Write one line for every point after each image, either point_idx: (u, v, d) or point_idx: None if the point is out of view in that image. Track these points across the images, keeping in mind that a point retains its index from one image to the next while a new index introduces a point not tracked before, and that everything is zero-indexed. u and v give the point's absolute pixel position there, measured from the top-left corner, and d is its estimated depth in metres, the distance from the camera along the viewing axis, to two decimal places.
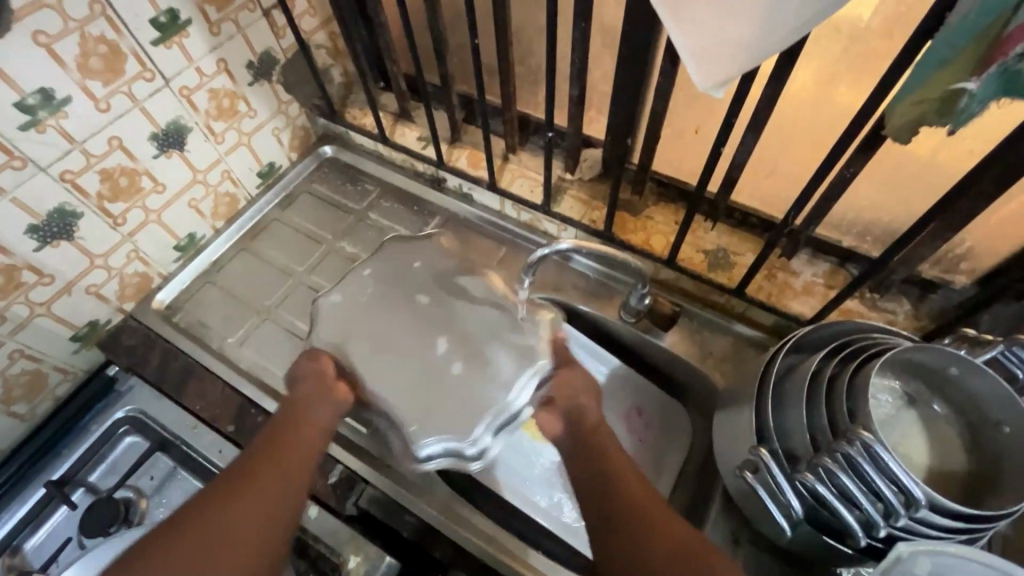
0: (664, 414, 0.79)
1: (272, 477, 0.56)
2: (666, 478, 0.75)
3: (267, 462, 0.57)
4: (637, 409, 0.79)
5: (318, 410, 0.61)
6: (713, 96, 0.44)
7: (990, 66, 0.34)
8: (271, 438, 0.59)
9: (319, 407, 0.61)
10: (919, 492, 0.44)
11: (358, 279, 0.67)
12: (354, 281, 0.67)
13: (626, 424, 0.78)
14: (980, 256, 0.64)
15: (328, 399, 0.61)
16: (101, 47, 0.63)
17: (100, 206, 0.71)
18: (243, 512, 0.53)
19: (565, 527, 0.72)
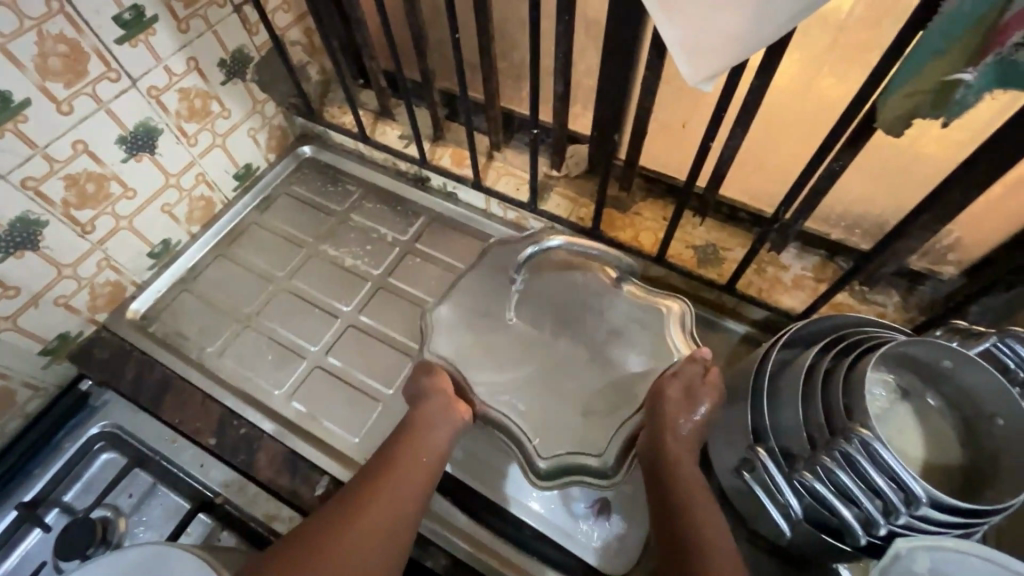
0: None
1: (389, 510, 0.54)
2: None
3: (391, 494, 0.55)
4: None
5: (438, 433, 0.60)
6: (702, 89, 0.43)
7: (987, 54, 0.33)
8: (380, 465, 0.58)
9: (439, 430, 0.60)
10: (918, 489, 0.43)
11: (466, 290, 0.71)
12: (463, 292, 0.71)
13: None
14: (967, 248, 0.64)
15: (451, 418, 0.61)
16: (61, 47, 0.59)
17: (66, 214, 0.68)
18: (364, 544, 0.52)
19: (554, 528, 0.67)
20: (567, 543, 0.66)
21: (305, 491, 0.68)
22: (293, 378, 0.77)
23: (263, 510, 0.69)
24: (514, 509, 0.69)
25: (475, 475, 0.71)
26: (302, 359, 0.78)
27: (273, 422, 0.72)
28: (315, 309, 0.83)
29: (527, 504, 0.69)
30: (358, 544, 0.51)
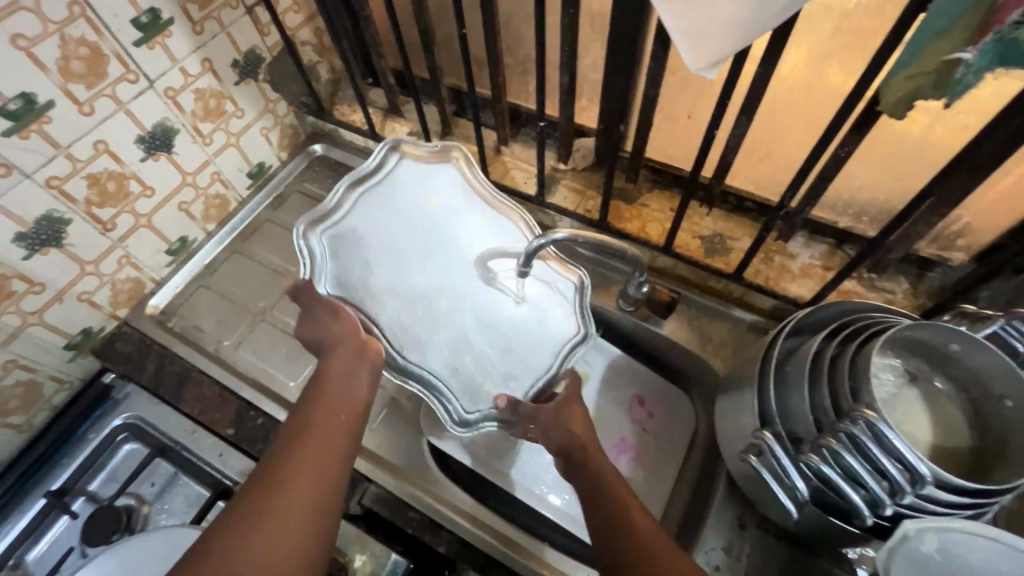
0: (668, 402, 0.78)
1: (328, 446, 0.52)
2: (673, 463, 0.75)
3: (325, 433, 0.53)
4: (639, 397, 0.78)
5: (355, 380, 0.58)
6: (705, 77, 0.44)
7: (986, 33, 0.34)
8: (297, 425, 0.54)
9: (357, 373, 0.59)
10: (924, 469, 0.44)
11: (353, 237, 0.69)
12: (352, 239, 0.68)
13: (630, 414, 0.77)
14: (976, 233, 0.64)
15: (364, 357, 0.60)
16: (82, 50, 0.62)
17: (88, 212, 0.70)
18: (297, 501, 0.47)
19: (570, 520, 0.69)
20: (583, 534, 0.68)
21: None
22: (308, 370, 0.79)
23: None
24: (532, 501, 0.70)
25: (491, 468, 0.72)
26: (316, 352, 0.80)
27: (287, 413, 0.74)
28: None
29: (544, 497, 0.71)
30: (304, 488, 0.48)
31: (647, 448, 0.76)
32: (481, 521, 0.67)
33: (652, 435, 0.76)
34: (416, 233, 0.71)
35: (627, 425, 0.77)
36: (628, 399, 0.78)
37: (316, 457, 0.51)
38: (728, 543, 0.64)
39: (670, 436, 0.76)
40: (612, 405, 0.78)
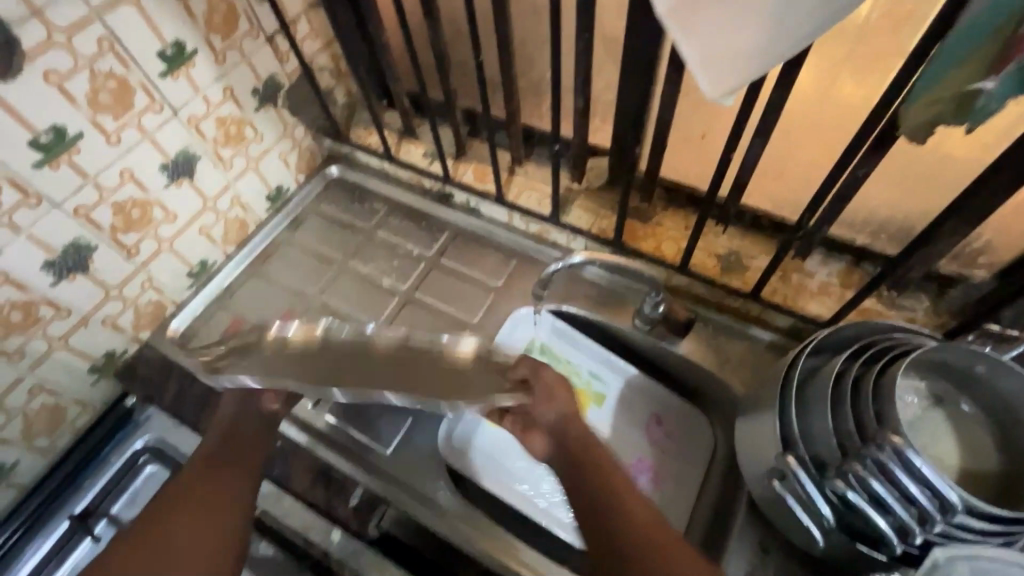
0: (683, 419, 0.78)
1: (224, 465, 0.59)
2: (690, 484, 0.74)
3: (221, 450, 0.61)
4: (656, 415, 0.78)
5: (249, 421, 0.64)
6: (724, 104, 0.44)
7: (1007, 63, 0.33)
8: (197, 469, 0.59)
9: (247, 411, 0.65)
10: (954, 496, 0.43)
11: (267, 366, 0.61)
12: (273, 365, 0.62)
13: (647, 433, 0.77)
14: (999, 250, 0.63)
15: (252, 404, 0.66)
16: (110, 83, 0.64)
17: (113, 238, 0.72)
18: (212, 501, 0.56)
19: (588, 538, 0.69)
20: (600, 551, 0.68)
21: (341, 502, 0.70)
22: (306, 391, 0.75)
23: (298, 521, 0.70)
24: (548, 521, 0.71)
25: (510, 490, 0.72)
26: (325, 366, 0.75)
27: (303, 434, 0.73)
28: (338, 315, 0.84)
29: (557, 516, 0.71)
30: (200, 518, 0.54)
31: (665, 467, 0.75)
32: (510, 554, 0.66)
33: (670, 456, 0.76)
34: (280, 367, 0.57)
35: (645, 446, 0.76)
36: (646, 419, 0.78)
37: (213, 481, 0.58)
38: (751, 568, 0.62)
39: (684, 455, 0.76)
40: (628, 424, 0.77)
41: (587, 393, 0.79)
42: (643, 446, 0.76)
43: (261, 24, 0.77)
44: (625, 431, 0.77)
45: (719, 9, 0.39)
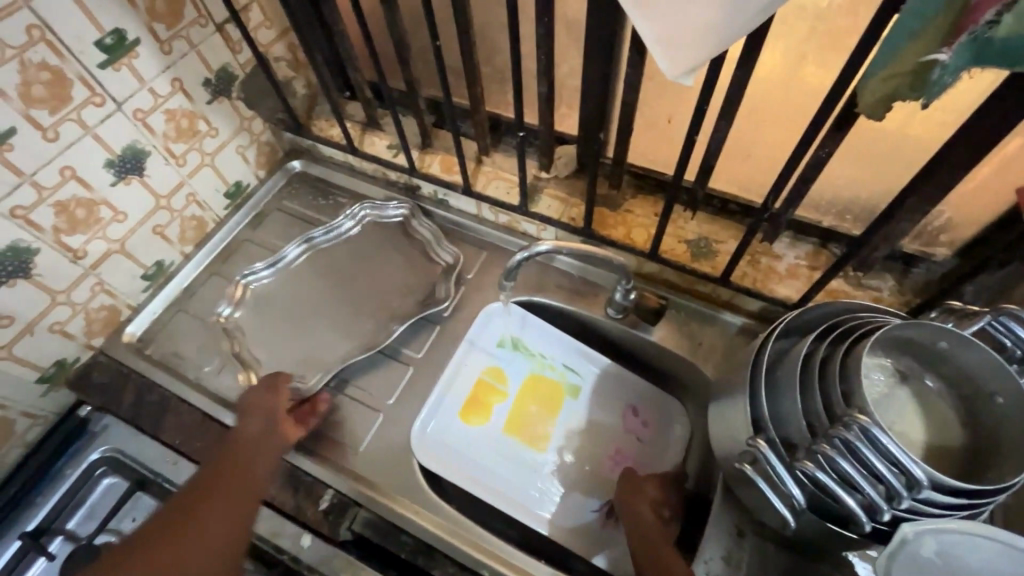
0: (657, 405, 0.77)
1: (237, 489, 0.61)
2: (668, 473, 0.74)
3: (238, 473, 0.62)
4: (632, 406, 0.77)
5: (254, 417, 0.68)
6: (683, 84, 0.43)
7: (961, 33, 0.33)
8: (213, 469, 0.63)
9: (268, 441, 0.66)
10: (920, 473, 0.43)
11: (288, 295, 0.84)
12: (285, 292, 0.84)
13: (623, 422, 0.76)
14: (960, 228, 0.64)
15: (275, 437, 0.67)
16: (43, 74, 0.60)
17: (57, 240, 0.68)
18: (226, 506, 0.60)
19: (566, 535, 0.69)
20: (579, 548, 0.69)
21: (309, 506, 0.67)
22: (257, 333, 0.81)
23: (266, 527, 0.67)
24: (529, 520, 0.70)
25: (486, 489, 0.70)
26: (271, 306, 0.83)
27: None
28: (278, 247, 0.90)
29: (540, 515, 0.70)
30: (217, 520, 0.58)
31: (642, 458, 0.75)
32: (483, 549, 0.65)
33: (648, 445, 0.75)
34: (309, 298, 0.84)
35: (623, 436, 0.76)
36: (623, 409, 0.77)
37: (226, 501, 0.60)
38: (727, 552, 0.63)
39: (661, 444, 0.76)
40: (604, 414, 0.77)
41: (563, 385, 0.78)
42: (621, 437, 0.76)
43: (210, 11, 0.74)
44: (601, 423, 0.76)
45: None
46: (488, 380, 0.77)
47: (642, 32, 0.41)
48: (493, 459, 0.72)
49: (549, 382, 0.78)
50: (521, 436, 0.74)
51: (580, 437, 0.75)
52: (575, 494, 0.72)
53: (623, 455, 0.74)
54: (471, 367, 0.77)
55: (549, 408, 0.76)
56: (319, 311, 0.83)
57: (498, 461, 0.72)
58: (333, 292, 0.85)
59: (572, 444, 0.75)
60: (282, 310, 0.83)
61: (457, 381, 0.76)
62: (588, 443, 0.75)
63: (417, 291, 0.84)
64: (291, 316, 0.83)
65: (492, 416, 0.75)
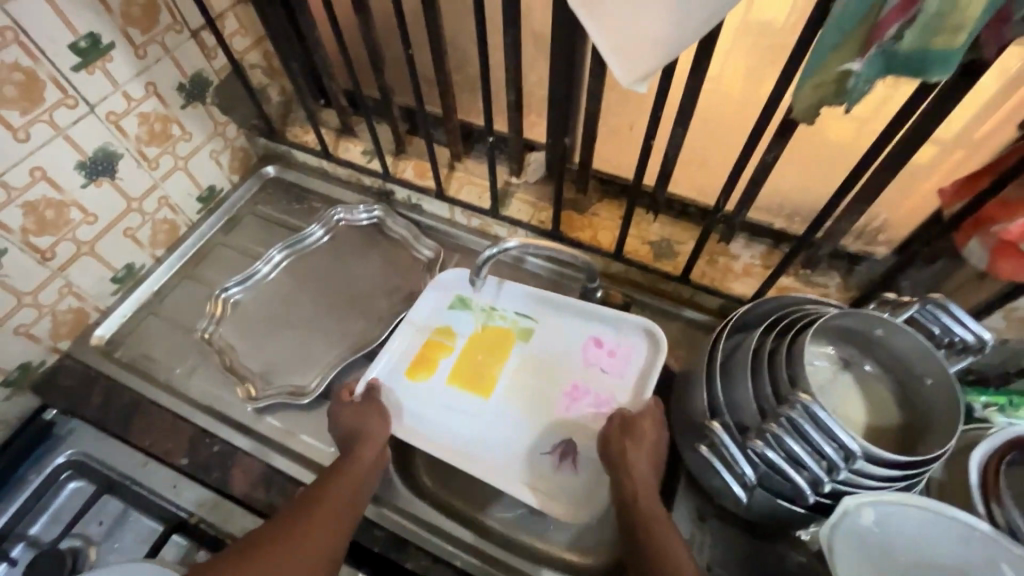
0: (632, 340, 0.72)
1: (328, 517, 0.58)
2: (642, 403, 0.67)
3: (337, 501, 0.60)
4: (597, 339, 0.73)
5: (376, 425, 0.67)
6: (637, 91, 0.46)
7: (871, 46, 0.37)
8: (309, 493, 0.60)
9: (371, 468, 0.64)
10: (856, 446, 0.47)
11: (268, 299, 0.85)
12: (266, 297, 0.86)
13: (588, 356, 0.72)
14: (895, 228, 0.69)
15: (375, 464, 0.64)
16: (16, 75, 0.60)
17: (25, 240, 0.68)
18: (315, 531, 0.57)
19: (514, 480, 0.66)
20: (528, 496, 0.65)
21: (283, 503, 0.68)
22: (237, 334, 0.82)
23: (239, 526, 0.67)
24: (473, 470, 0.66)
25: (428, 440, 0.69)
26: (250, 308, 0.84)
27: (245, 437, 0.72)
28: (255, 251, 0.91)
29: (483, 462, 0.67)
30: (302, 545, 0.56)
31: (616, 394, 0.69)
32: (454, 539, 0.66)
33: (613, 376, 0.70)
34: (288, 300, 0.85)
35: (582, 370, 0.71)
36: (584, 342, 0.73)
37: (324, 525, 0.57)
38: (690, 536, 0.65)
39: (626, 373, 0.70)
40: (564, 353, 0.73)
41: (513, 330, 0.76)
42: (581, 372, 0.71)
43: (186, 18, 0.75)
44: (557, 362, 0.73)
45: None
46: (434, 337, 0.76)
47: (598, 44, 0.45)
48: (439, 411, 0.71)
49: (501, 331, 0.76)
50: (467, 385, 0.72)
51: (532, 378, 0.72)
52: (524, 435, 0.69)
53: (579, 390, 0.70)
54: (417, 328, 0.77)
55: (498, 354, 0.74)
56: (298, 314, 0.84)
57: (442, 413, 0.71)
58: (312, 294, 0.86)
59: (522, 388, 0.72)
60: (261, 314, 0.84)
61: (405, 343, 0.76)
62: (540, 383, 0.71)
63: (393, 292, 0.86)
64: (270, 319, 0.84)
65: (437, 371, 0.74)
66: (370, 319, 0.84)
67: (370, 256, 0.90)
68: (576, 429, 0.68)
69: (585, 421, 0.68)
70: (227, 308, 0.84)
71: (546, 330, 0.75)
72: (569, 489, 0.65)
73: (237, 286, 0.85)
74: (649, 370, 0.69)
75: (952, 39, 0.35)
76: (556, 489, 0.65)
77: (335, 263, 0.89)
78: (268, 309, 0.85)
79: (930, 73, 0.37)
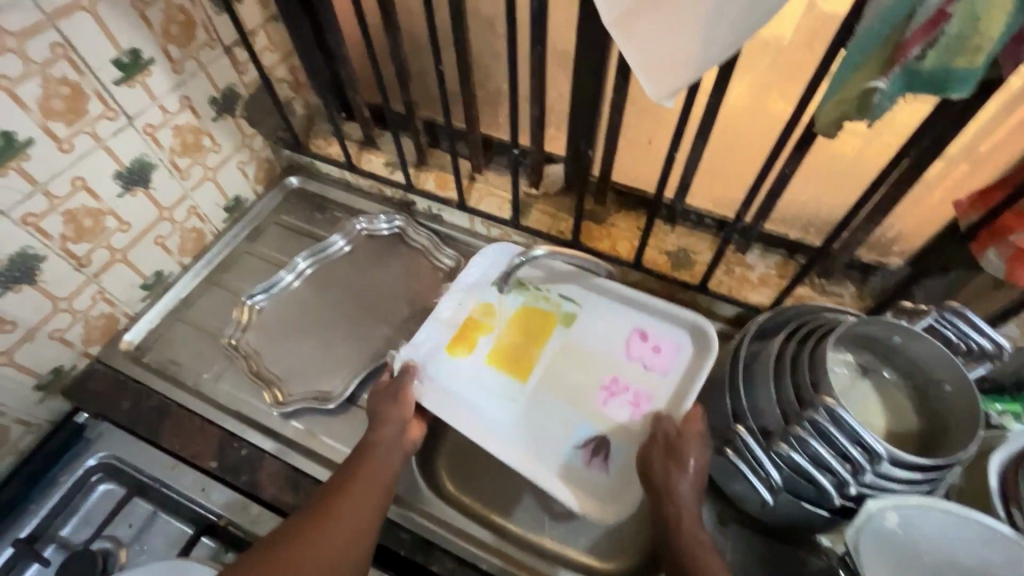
0: (676, 338, 0.71)
1: (364, 503, 0.59)
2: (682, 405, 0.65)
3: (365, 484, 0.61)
4: (641, 333, 0.72)
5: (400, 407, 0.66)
6: (665, 105, 0.48)
7: (894, 65, 0.40)
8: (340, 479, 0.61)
9: (398, 447, 0.64)
10: (881, 448, 0.48)
11: (293, 306, 0.87)
12: (291, 303, 0.87)
13: (630, 348, 0.71)
14: (909, 239, 0.71)
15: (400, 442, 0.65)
16: (63, 89, 0.63)
17: (64, 248, 0.70)
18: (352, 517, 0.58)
19: (535, 465, 0.65)
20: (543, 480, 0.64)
21: None
22: (262, 340, 0.83)
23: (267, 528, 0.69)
24: (490, 450, 0.65)
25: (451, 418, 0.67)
26: (275, 315, 0.86)
27: (272, 441, 0.73)
28: (278, 259, 0.92)
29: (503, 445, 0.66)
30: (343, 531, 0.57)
31: (656, 390, 0.67)
32: (479, 543, 0.68)
33: (656, 374, 0.68)
34: (312, 307, 0.87)
35: (625, 363, 0.70)
36: (629, 334, 0.71)
37: (357, 507, 0.59)
38: (711, 540, 0.66)
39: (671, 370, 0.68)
40: (605, 341, 0.71)
41: (557, 314, 0.74)
42: (622, 365, 0.70)
43: (220, 35, 0.78)
44: (599, 348, 0.71)
45: (657, 19, 0.44)
46: (475, 313, 0.75)
47: (629, 60, 0.47)
48: (472, 387, 0.69)
49: (542, 312, 0.75)
50: (506, 366, 0.71)
51: (571, 362, 0.71)
52: (553, 418, 0.67)
53: (620, 384, 0.68)
54: (461, 300, 0.75)
55: (538, 337, 0.73)
56: (322, 321, 0.86)
57: (473, 388, 0.69)
58: (336, 301, 0.88)
59: (561, 374, 0.70)
60: (286, 320, 0.86)
61: (447, 313, 0.74)
62: (581, 373, 0.70)
63: (415, 299, 0.88)
64: (295, 325, 0.85)
65: (475, 346, 0.72)
66: (393, 326, 0.85)
67: (392, 265, 0.92)
68: (609, 424, 0.66)
69: (621, 414, 0.66)
70: (253, 315, 0.85)
71: (592, 318, 0.73)
72: (598, 483, 0.65)
73: (262, 294, 0.87)
74: (695, 371, 0.67)
75: (973, 59, 0.37)
76: (585, 481, 0.65)
77: (357, 272, 0.91)
78: (292, 316, 0.86)
79: (951, 90, 0.39)
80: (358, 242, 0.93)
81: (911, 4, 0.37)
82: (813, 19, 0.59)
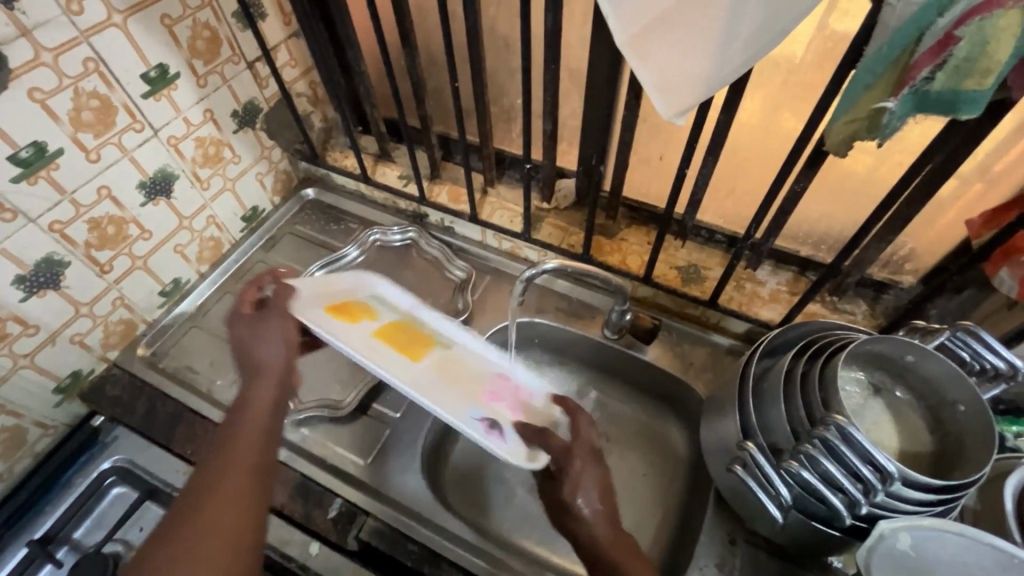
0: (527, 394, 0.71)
1: (250, 449, 0.53)
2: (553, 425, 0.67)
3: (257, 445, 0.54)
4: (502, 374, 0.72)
5: (270, 348, 0.60)
6: (676, 124, 0.49)
7: (903, 87, 0.40)
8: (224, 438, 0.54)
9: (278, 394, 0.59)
10: (893, 468, 0.47)
11: None
12: None
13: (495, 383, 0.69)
14: (921, 257, 0.71)
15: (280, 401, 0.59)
16: (93, 101, 0.65)
17: (87, 254, 0.72)
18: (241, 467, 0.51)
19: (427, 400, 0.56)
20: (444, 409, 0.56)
21: (319, 515, 0.69)
22: None
23: (275, 535, 0.69)
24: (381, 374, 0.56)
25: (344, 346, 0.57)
26: None
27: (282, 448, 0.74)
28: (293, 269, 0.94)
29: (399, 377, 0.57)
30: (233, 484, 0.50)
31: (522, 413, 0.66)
32: (488, 556, 0.67)
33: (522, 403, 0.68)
34: None
35: (492, 382, 0.69)
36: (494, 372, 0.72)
37: (239, 458, 0.52)
38: (721, 559, 0.66)
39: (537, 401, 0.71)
40: (474, 364, 0.71)
41: (434, 338, 0.72)
42: (493, 382, 0.69)
43: (243, 51, 0.81)
44: (470, 366, 0.70)
45: (670, 39, 0.45)
46: (355, 302, 0.70)
47: (642, 79, 0.48)
48: (350, 335, 0.60)
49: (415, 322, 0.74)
50: (390, 340, 0.65)
51: (448, 366, 0.67)
52: (428, 390, 0.58)
53: (501, 383, 0.70)
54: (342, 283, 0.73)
55: (421, 340, 0.70)
56: None
57: (354, 336, 0.60)
58: None
59: (441, 364, 0.67)
60: None
61: (328, 287, 0.70)
62: (455, 376, 0.66)
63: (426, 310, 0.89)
64: None
65: (359, 323, 0.65)
66: None
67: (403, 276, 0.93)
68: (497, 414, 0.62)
69: (502, 413, 0.64)
70: None
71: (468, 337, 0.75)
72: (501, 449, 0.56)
73: None
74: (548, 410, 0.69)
75: (983, 80, 0.38)
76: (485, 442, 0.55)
77: None
78: None
79: (960, 112, 0.40)
80: (372, 253, 0.95)
81: (921, 26, 0.37)
82: (823, 39, 0.60)
